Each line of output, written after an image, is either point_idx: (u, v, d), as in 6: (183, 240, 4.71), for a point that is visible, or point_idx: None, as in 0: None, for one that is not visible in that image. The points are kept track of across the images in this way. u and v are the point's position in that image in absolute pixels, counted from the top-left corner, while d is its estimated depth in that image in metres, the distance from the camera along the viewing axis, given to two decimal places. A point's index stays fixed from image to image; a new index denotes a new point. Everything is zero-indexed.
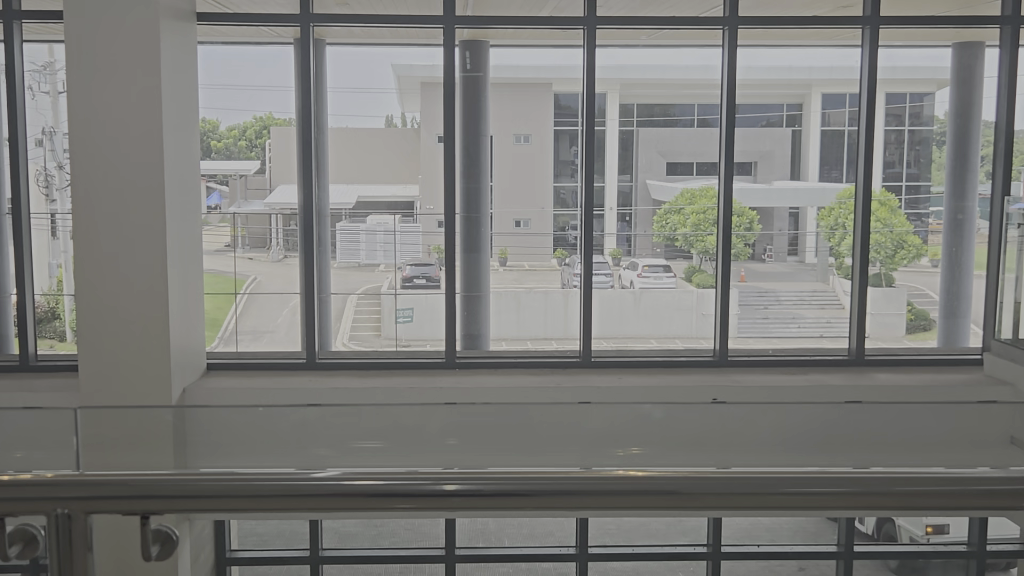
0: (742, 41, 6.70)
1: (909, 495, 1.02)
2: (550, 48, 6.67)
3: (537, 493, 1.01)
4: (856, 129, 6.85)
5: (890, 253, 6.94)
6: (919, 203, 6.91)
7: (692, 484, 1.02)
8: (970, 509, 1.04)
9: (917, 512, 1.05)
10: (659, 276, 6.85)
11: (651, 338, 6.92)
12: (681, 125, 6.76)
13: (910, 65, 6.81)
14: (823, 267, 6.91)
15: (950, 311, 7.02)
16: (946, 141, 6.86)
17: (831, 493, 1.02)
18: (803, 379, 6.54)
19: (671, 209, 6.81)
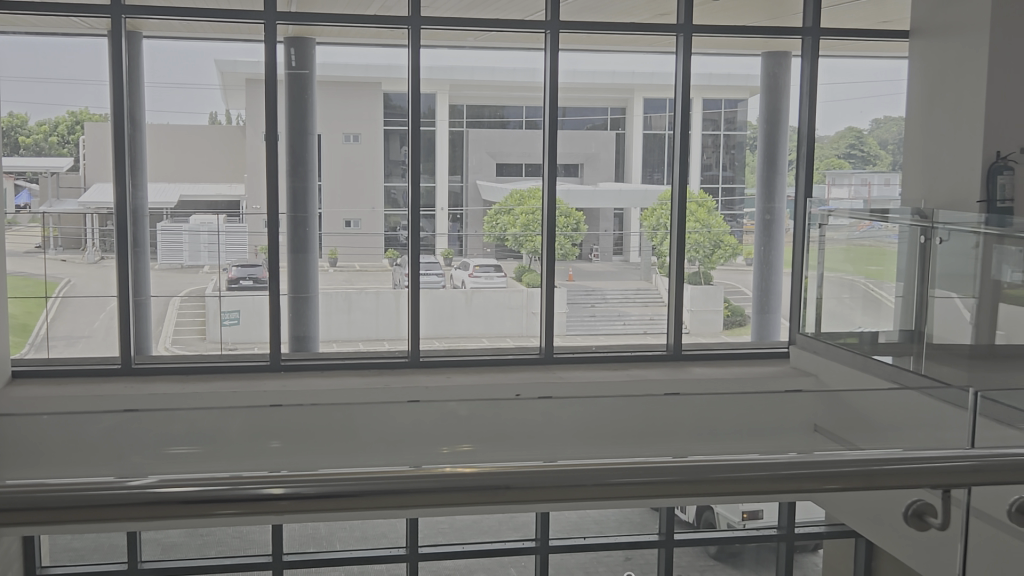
0: (565, 44, 6.82)
1: (723, 481, 1.07)
2: (376, 47, 6.63)
3: (368, 493, 0.99)
4: (674, 133, 7.11)
5: (708, 252, 7.25)
6: (734, 205, 7.25)
7: (520, 478, 1.03)
8: (779, 493, 1.09)
9: (730, 497, 1.09)
10: (490, 276, 6.92)
11: (483, 337, 6.97)
12: (510, 127, 6.86)
13: (725, 73, 7.11)
14: (646, 265, 7.15)
15: (762, 307, 7.38)
16: (758, 145, 7.21)
17: (654, 481, 1.05)
18: (625, 374, 6.73)
19: (501, 209, 6.88)
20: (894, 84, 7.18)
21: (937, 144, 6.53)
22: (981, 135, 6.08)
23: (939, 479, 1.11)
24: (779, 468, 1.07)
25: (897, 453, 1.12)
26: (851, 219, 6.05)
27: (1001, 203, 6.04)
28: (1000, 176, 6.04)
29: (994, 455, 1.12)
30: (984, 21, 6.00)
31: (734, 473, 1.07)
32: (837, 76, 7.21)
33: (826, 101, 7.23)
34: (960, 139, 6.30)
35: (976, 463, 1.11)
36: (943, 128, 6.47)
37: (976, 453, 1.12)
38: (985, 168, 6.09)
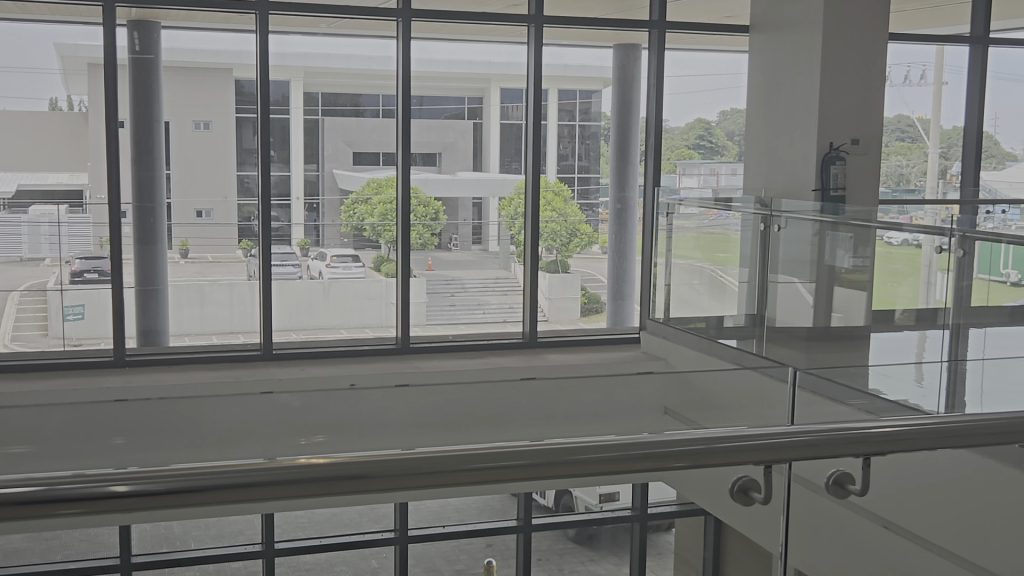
0: (417, 33, 6.80)
1: (577, 462, 1.09)
2: (224, 32, 6.44)
3: (220, 487, 0.97)
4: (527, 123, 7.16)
5: (565, 240, 7.36)
6: (590, 194, 7.37)
7: (376, 466, 1.02)
8: (628, 472, 1.12)
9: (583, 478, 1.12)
10: (348, 267, 6.84)
11: (341, 329, 6.89)
12: (366, 115, 6.78)
13: (579, 64, 7.21)
14: (505, 255, 7.22)
15: (616, 293, 7.54)
16: (611, 135, 7.36)
17: (510, 466, 1.07)
18: (481, 362, 6.77)
19: (358, 198, 6.83)
20: (734, 77, 7.41)
21: (775, 135, 6.82)
22: (816, 127, 6.37)
23: (764, 455, 1.17)
24: (616, 449, 1.11)
25: (740, 431, 1.17)
26: (700, 208, 6.17)
27: (834, 191, 6.38)
28: (833, 166, 6.36)
29: (814, 430, 1.18)
30: (818, 20, 6.29)
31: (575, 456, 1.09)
32: (684, 68, 7.41)
33: (672, 93, 7.41)
34: (796, 130, 6.58)
35: (799, 438, 1.18)
36: (779, 120, 6.76)
37: (798, 429, 1.18)
38: (819, 158, 6.41)
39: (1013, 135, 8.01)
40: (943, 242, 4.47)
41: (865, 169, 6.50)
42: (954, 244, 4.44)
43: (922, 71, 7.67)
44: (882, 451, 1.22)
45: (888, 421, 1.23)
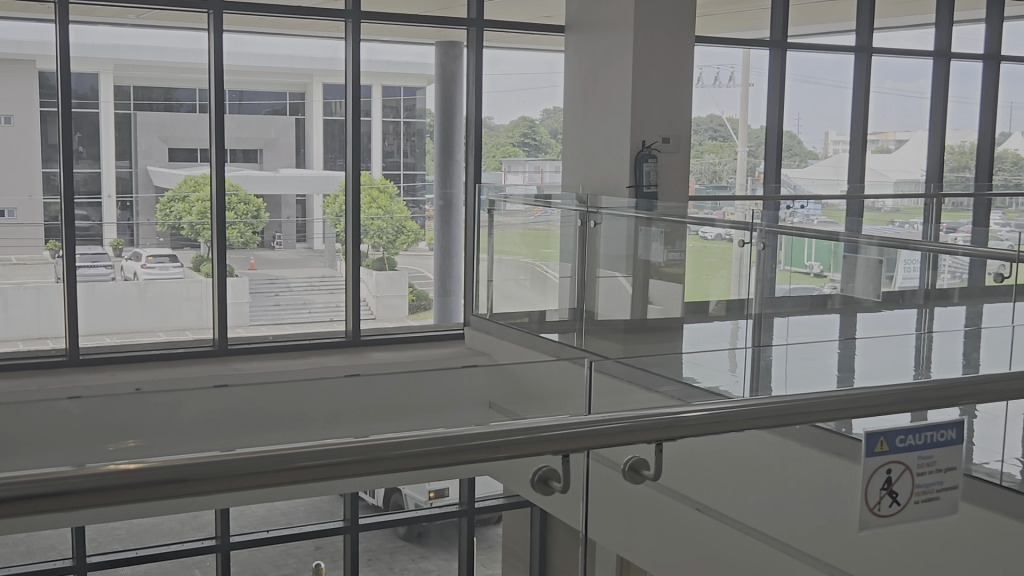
0: (230, 25, 6.60)
1: (405, 457, 1.10)
2: (24, 22, 6.08)
3: (29, 497, 0.92)
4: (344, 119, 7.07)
5: (391, 238, 7.30)
6: (416, 191, 7.37)
7: (196, 468, 1.00)
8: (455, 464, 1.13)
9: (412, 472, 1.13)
10: (165, 267, 6.61)
11: (158, 331, 6.64)
12: (182, 110, 6.56)
13: (401, 61, 7.18)
14: (331, 253, 7.12)
15: (443, 289, 7.57)
16: (434, 132, 7.38)
17: (337, 460, 1.06)
18: (303, 363, 6.65)
19: (174, 196, 6.60)
20: (551, 76, 7.58)
21: (591, 133, 6.99)
22: (629, 125, 6.57)
23: (562, 445, 1.19)
24: (419, 444, 1.10)
25: (562, 419, 1.20)
26: (526, 204, 6.18)
27: (646, 188, 6.63)
28: (646, 163, 6.61)
29: (607, 421, 1.22)
30: (630, 21, 6.49)
31: (375, 452, 1.08)
32: (502, 66, 7.50)
33: (491, 91, 7.48)
34: (610, 128, 6.76)
35: (594, 429, 1.21)
36: (594, 119, 6.94)
37: (593, 419, 1.21)
38: (632, 155, 6.62)
39: (814, 134, 8.48)
40: (749, 237, 4.79)
41: (672, 166, 6.80)
42: (756, 237, 4.76)
43: (730, 72, 8.03)
44: (673, 436, 1.27)
45: (681, 408, 1.28)
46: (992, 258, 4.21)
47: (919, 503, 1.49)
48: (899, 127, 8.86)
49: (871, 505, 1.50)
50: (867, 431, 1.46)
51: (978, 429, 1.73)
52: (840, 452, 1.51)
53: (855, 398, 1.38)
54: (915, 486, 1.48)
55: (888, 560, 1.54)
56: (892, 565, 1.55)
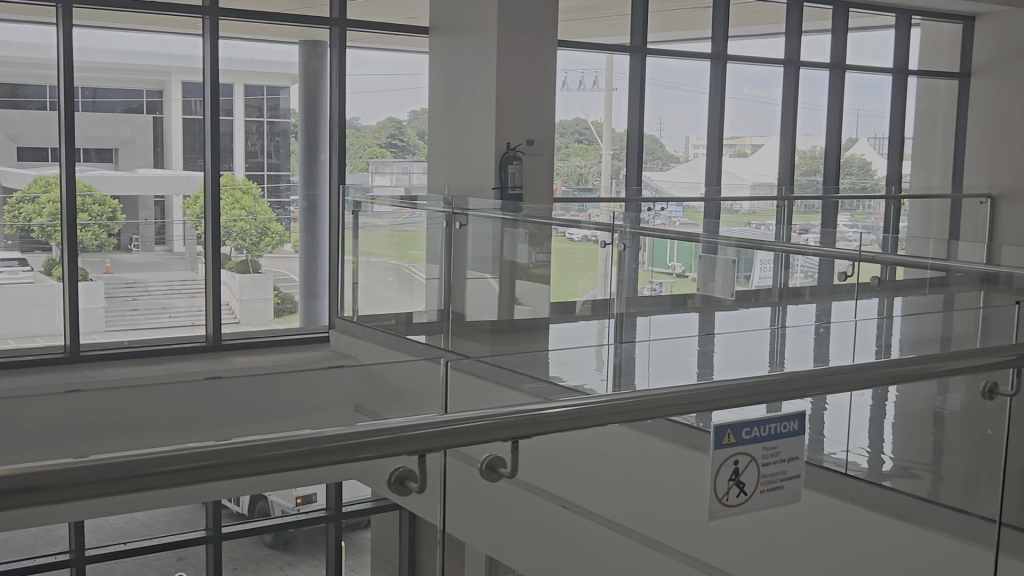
0: (78, 20, 6.35)
1: (270, 460, 1.08)
2: None
3: None
4: (202, 118, 6.87)
5: (255, 240, 7.15)
6: (281, 192, 7.23)
7: (52, 477, 0.95)
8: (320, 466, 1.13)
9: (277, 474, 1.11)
10: (14, 271, 6.31)
11: (8, 338, 6.35)
12: (31, 107, 6.28)
13: (265, 60, 7.05)
14: (192, 255, 6.92)
15: (309, 291, 7.46)
16: (298, 132, 7.27)
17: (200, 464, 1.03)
18: (161, 368, 6.45)
19: (24, 197, 6.30)
20: (416, 77, 7.54)
21: (456, 135, 7.01)
22: (493, 128, 6.61)
23: (416, 446, 1.19)
24: (270, 448, 1.08)
25: (426, 419, 1.21)
26: (393, 205, 6.12)
27: (512, 189, 6.65)
28: (510, 165, 6.64)
29: (459, 421, 1.22)
30: (493, 23, 6.53)
31: (236, 456, 1.06)
32: (363, 67, 7.40)
33: (353, 92, 7.38)
34: (474, 130, 6.79)
35: (448, 429, 1.21)
36: (459, 121, 6.96)
37: (455, 419, 1.22)
38: (497, 157, 6.65)
39: (675, 138, 8.73)
40: (611, 239, 4.93)
41: (536, 169, 6.87)
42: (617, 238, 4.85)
43: (593, 77, 8.17)
44: (522, 435, 1.28)
45: (539, 406, 1.30)
46: (838, 258, 4.47)
47: (765, 492, 1.54)
48: (754, 132, 9.18)
49: (720, 495, 1.54)
50: (716, 424, 1.51)
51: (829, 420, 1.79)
52: (689, 443, 1.53)
53: (703, 393, 1.42)
54: (760, 476, 1.54)
55: (738, 544, 1.58)
56: (742, 550, 1.58)
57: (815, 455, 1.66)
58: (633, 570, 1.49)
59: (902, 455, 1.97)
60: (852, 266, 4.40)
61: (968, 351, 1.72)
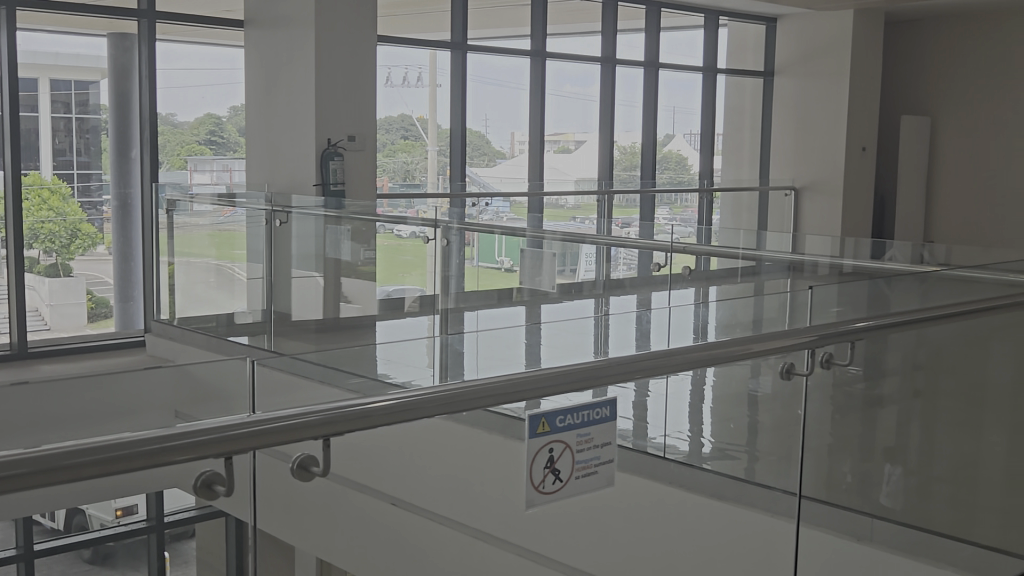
0: None
1: (85, 466, 1.03)
2: None
3: None
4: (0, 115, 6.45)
5: (64, 242, 6.80)
6: (92, 191, 6.94)
7: None
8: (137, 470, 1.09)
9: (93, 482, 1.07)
10: None
11: None
12: None
13: (72, 53, 6.75)
14: None
15: (123, 294, 7.17)
16: (109, 128, 6.97)
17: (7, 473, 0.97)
18: None
19: None
20: (232, 73, 7.32)
21: (275, 131, 6.86)
22: (312, 124, 6.51)
23: (239, 446, 1.16)
24: (74, 455, 1.03)
25: (246, 418, 1.18)
26: (215, 204, 5.91)
27: (333, 186, 6.60)
28: (331, 161, 6.57)
29: (278, 418, 1.20)
30: (310, 18, 6.43)
31: (47, 462, 1.01)
32: (175, 62, 7.10)
33: (164, 88, 7.06)
34: (293, 125, 6.68)
35: (259, 427, 1.18)
36: (279, 117, 6.81)
37: (279, 416, 1.20)
38: (318, 153, 6.57)
39: (501, 133, 8.82)
40: (435, 233, 4.95)
41: (359, 166, 6.81)
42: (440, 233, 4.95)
43: (417, 73, 8.12)
44: (337, 432, 1.26)
45: (365, 400, 1.30)
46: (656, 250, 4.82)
47: (580, 478, 1.60)
48: (576, 128, 9.41)
49: (536, 484, 1.54)
50: (529, 412, 1.53)
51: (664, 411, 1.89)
52: (503, 430, 1.51)
53: (529, 380, 1.45)
54: (575, 462, 1.60)
55: (566, 532, 1.60)
56: (566, 535, 1.60)
57: (639, 441, 1.74)
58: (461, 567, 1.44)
59: (716, 437, 2.05)
60: (667, 257, 4.77)
61: (770, 334, 1.82)
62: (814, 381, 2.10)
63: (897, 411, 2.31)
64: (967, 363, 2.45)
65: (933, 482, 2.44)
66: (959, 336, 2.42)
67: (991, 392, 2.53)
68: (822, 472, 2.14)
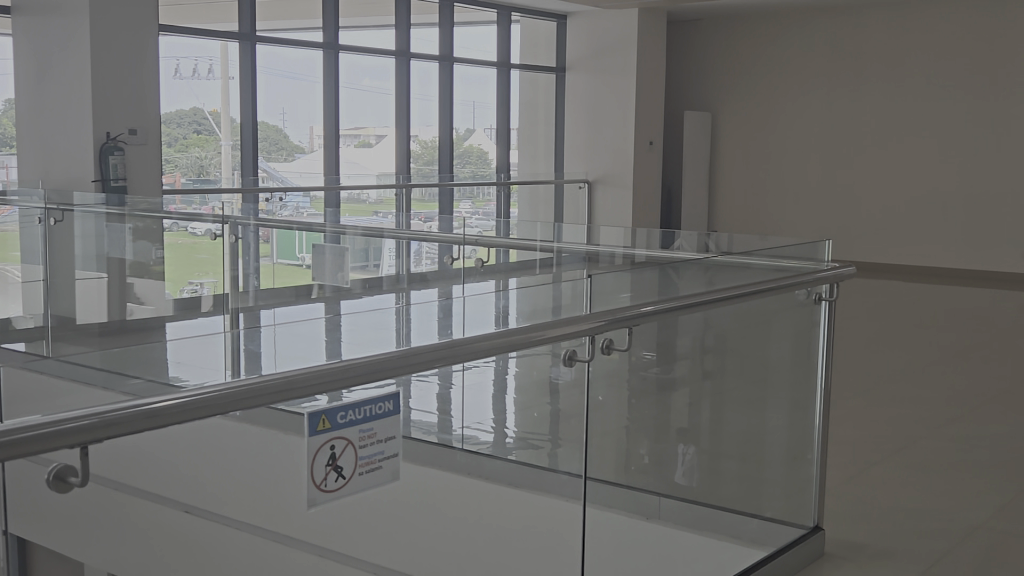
0: None
1: None
2: None
3: None
4: None
5: None
6: None
7: None
8: None
9: None
10: None
11: None
12: None
13: None
14: None
15: None
16: None
17: None
18: None
19: None
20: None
21: (50, 124, 6.46)
22: (89, 115, 6.19)
23: (12, 452, 1.06)
24: None
25: (18, 424, 1.08)
26: None
27: (114, 182, 6.31)
28: (111, 157, 6.28)
29: (52, 423, 1.10)
30: (85, 6, 6.10)
31: None
32: None
33: None
34: (69, 117, 6.31)
35: (24, 434, 1.07)
36: (53, 108, 6.41)
37: (57, 420, 1.11)
38: (96, 149, 6.24)
39: (299, 128, 8.65)
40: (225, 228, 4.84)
41: (143, 160, 6.52)
42: (226, 230, 4.83)
43: (208, 65, 7.84)
44: (120, 433, 1.17)
45: (151, 400, 1.22)
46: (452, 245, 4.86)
47: (363, 474, 1.52)
48: (376, 122, 9.36)
49: (318, 482, 1.45)
50: (309, 410, 1.43)
51: (457, 401, 1.76)
52: (283, 426, 1.42)
53: (328, 372, 1.42)
54: (358, 458, 1.51)
55: (365, 526, 1.55)
56: (361, 532, 1.55)
57: (444, 436, 1.68)
58: (262, 564, 1.43)
59: (522, 427, 1.91)
60: (461, 249, 4.80)
61: (551, 323, 1.89)
62: (600, 368, 2.09)
63: (689, 392, 2.42)
64: (747, 344, 2.60)
65: (724, 460, 2.56)
66: (738, 319, 2.56)
67: (771, 371, 2.70)
68: (620, 455, 2.17)
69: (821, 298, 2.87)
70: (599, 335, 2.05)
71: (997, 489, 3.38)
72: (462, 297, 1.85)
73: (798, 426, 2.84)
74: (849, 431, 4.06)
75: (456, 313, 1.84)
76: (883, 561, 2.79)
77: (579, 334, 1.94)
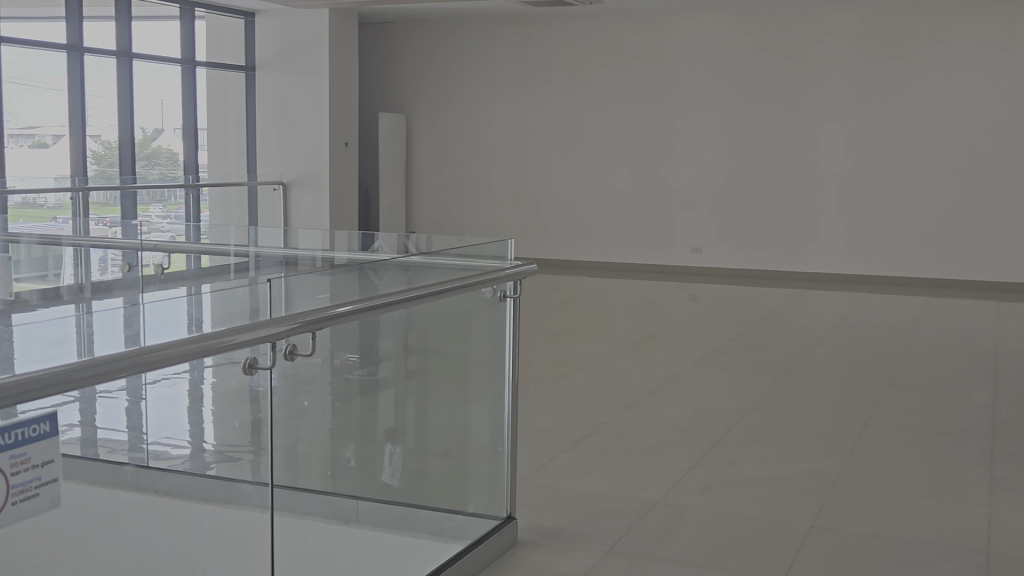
0: None
1: None
2: None
3: None
4: None
5: None
6: None
7: None
8: None
9: None
10: None
11: None
12: None
13: None
14: None
15: None
16: None
17: None
18: None
19: None
20: None
21: None
22: None
23: None
24: None
25: None
26: None
27: None
28: None
29: None
30: None
31: None
32: None
33: None
34: None
35: None
36: None
37: None
38: None
39: None
40: None
41: None
42: None
43: None
44: None
45: None
46: (127, 253, 4.61)
47: (18, 503, 1.40)
48: (50, 121, 8.69)
49: None
50: None
51: (151, 416, 1.66)
52: None
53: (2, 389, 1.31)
54: (10, 487, 1.39)
55: (25, 557, 1.43)
56: (20, 564, 1.43)
57: (133, 452, 1.61)
58: None
59: (221, 439, 1.84)
60: (133, 258, 4.52)
61: (235, 328, 1.81)
62: (288, 375, 2.00)
63: (394, 393, 2.43)
64: (446, 343, 2.64)
65: (430, 457, 2.61)
66: (435, 318, 2.58)
67: (470, 367, 2.75)
68: (325, 460, 2.15)
69: (505, 296, 2.90)
70: (280, 339, 1.94)
71: (673, 467, 3.65)
72: (143, 303, 1.67)
73: (499, 419, 2.94)
74: (540, 421, 4.24)
75: (140, 321, 1.65)
76: (577, 544, 2.92)
77: (260, 342, 1.87)
